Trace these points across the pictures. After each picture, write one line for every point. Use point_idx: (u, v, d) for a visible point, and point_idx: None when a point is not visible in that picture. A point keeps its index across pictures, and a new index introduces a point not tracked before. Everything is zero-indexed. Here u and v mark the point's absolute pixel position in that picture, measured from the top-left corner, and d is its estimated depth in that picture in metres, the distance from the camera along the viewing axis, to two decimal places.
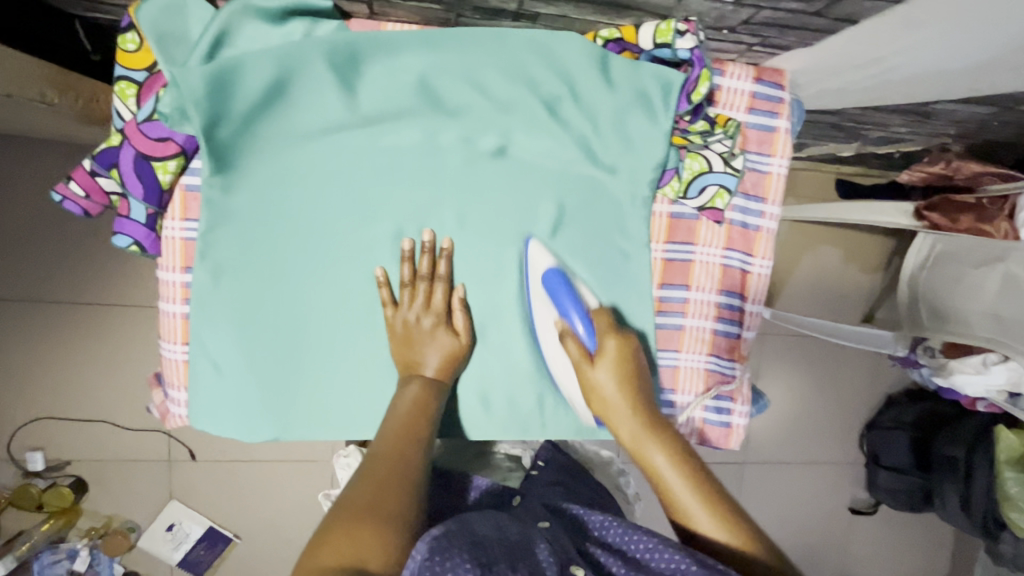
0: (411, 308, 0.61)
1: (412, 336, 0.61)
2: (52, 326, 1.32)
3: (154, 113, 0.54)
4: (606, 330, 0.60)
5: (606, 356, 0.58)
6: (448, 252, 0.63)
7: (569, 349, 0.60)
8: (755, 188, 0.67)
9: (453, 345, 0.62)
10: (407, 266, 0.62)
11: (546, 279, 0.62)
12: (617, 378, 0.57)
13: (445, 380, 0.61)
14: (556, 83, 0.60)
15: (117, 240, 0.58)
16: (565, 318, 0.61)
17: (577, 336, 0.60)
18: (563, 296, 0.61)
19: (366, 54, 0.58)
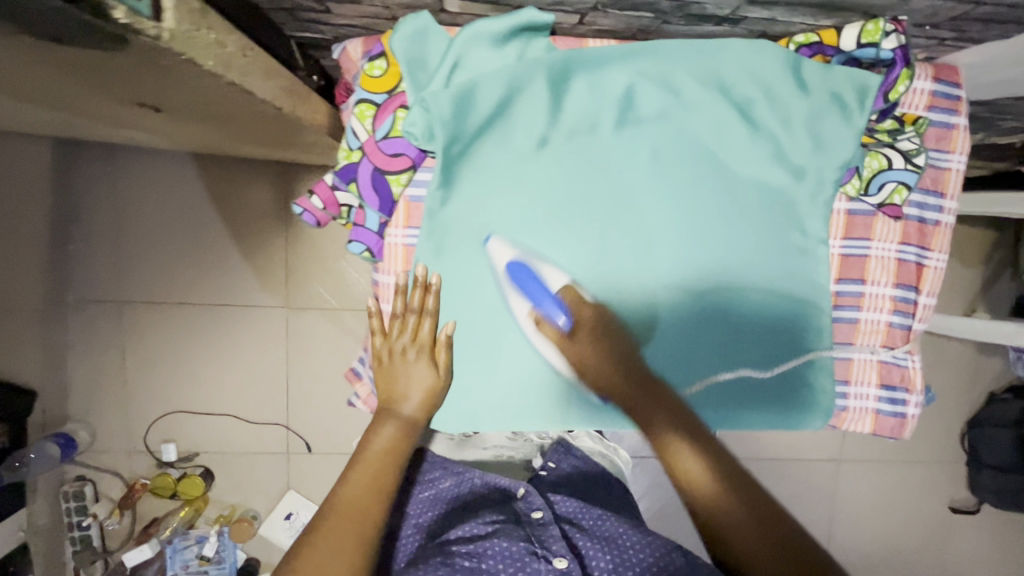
0: (400, 338, 0.68)
1: (398, 367, 0.68)
2: (184, 326, 1.41)
3: (392, 131, 0.60)
4: (577, 305, 0.66)
5: (585, 326, 0.66)
6: (437, 288, 0.65)
7: (544, 331, 0.67)
8: (934, 183, 0.68)
9: (433, 381, 0.67)
10: (400, 299, 0.66)
11: (511, 272, 0.65)
12: (593, 341, 0.67)
13: (420, 417, 0.68)
14: (750, 87, 0.63)
15: (353, 247, 0.65)
16: (538, 307, 0.66)
17: (549, 318, 0.66)
18: (531, 287, 0.65)
19: (576, 69, 0.62)
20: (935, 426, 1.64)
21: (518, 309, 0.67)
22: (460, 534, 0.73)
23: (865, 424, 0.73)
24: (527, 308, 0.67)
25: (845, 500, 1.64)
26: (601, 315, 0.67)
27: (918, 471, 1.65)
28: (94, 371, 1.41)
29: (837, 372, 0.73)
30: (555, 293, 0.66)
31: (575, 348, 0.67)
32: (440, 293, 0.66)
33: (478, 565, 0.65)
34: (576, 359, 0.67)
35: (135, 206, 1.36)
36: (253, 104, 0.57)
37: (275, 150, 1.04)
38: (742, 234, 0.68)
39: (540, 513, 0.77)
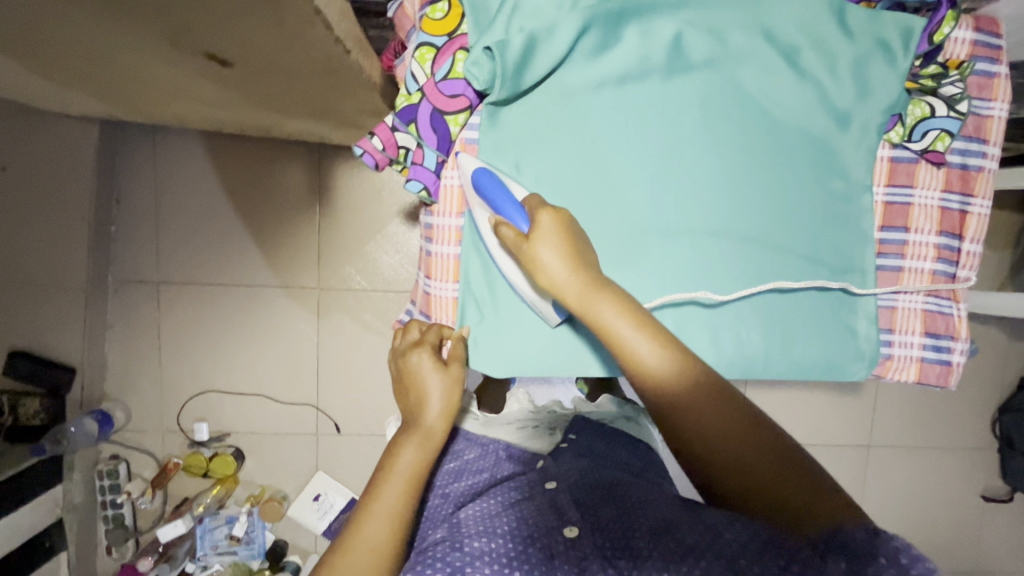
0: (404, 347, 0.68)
1: (415, 378, 0.65)
2: (218, 307, 1.44)
3: (452, 72, 0.62)
4: (537, 207, 0.60)
5: (542, 230, 0.59)
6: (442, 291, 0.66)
7: (505, 236, 0.61)
8: (977, 131, 0.69)
9: (451, 385, 0.65)
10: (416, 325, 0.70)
11: (476, 176, 0.63)
12: (558, 249, 0.58)
13: (439, 427, 0.64)
14: (794, 34, 0.65)
15: (413, 185, 0.66)
16: (498, 212, 0.62)
17: (510, 222, 0.60)
18: (495, 194, 0.61)
19: (628, 16, 0.64)
20: (966, 413, 1.62)
21: (482, 216, 0.65)
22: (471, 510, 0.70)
23: (911, 372, 0.74)
24: (488, 214, 0.64)
25: (873, 486, 1.63)
26: (561, 217, 0.60)
27: (948, 458, 1.63)
28: (132, 350, 1.44)
29: (880, 321, 0.73)
30: (519, 201, 0.62)
31: (539, 255, 0.58)
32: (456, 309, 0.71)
33: (489, 545, 0.62)
34: (536, 266, 0.59)
35: (175, 188, 1.40)
36: (323, 46, 0.60)
37: (317, 125, 1.08)
38: (787, 183, 0.69)
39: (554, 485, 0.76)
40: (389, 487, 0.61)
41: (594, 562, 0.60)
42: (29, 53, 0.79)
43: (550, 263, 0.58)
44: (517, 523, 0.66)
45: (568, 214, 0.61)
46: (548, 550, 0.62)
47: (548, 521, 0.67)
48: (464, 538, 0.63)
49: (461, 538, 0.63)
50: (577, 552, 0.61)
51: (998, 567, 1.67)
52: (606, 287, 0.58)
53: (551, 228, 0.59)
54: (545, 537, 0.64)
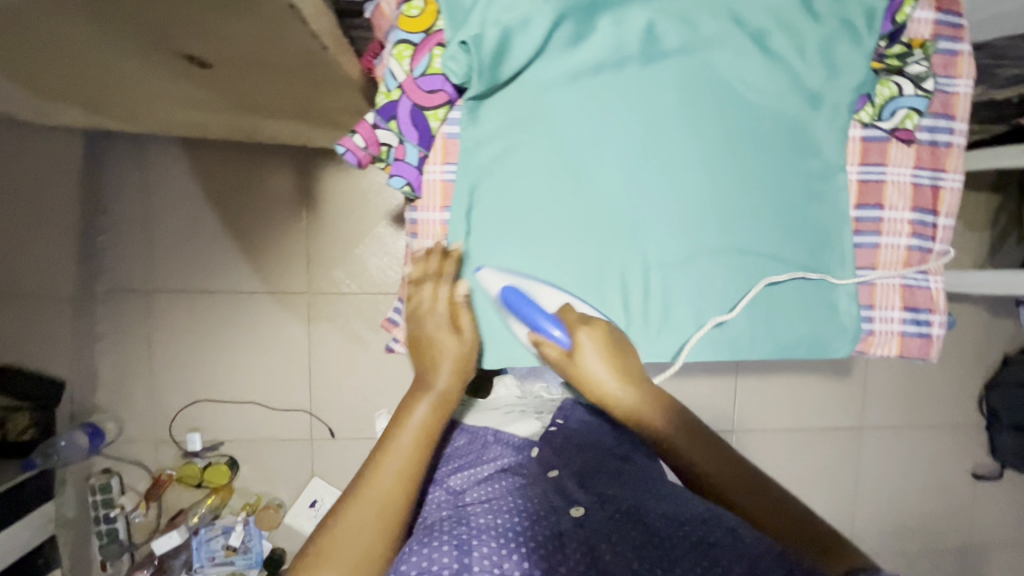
0: (428, 304, 0.69)
1: (425, 333, 0.68)
2: (206, 314, 1.43)
3: (430, 67, 0.63)
4: (576, 322, 0.65)
5: (583, 346, 0.64)
6: (456, 253, 0.69)
7: (548, 352, 0.66)
8: (944, 107, 0.71)
9: (460, 345, 0.67)
10: (422, 268, 0.69)
11: (507, 295, 0.66)
12: (599, 355, 0.64)
13: (452, 385, 0.65)
14: (763, 17, 0.67)
15: (396, 181, 0.67)
16: (537, 330, 0.65)
17: (552, 340, 0.65)
18: (534, 315, 0.65)
19: (602, 7, 0.65)
20: (953, 393, 1.65)
21: (520, 330, 0.68)
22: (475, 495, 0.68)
23: (892, 347, 0.75)
24: (524, 330, 0.67)
25: (866, 468, 1.65)
26: (600, 330, 0.66)
27: (939, 437, 1.66)
28: (120, 362, 1.42)
29: (861, 298, 0.75)
30: (552, 313, 0.66)
31: (585, 366, 0.64)
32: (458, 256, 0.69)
33: (496, 520, 0.60)
34: (582, 373, 0.64)
35: (161, 198, 1.40)
36: (301, 44, 0.61)
37: (302, 128, 1.08)
38: (762, 166, 0.71)
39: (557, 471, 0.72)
40: (385, 471, 0.58)
41: (603, 543, 0.57)
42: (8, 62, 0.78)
43: (595, 370, 0.64)
44: (521, 502, 0.63)
45: (601, 322, 0.67)
46: (555, 527, 0.59)
47: (552, 501, 0.64)
48: (469, 515, 0.62)
49: (468, 517, 0.61)
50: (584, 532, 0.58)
51: (991, 544, 1.69)
52: (644, 384, 0.65)
53: (593, 343, 0.64)
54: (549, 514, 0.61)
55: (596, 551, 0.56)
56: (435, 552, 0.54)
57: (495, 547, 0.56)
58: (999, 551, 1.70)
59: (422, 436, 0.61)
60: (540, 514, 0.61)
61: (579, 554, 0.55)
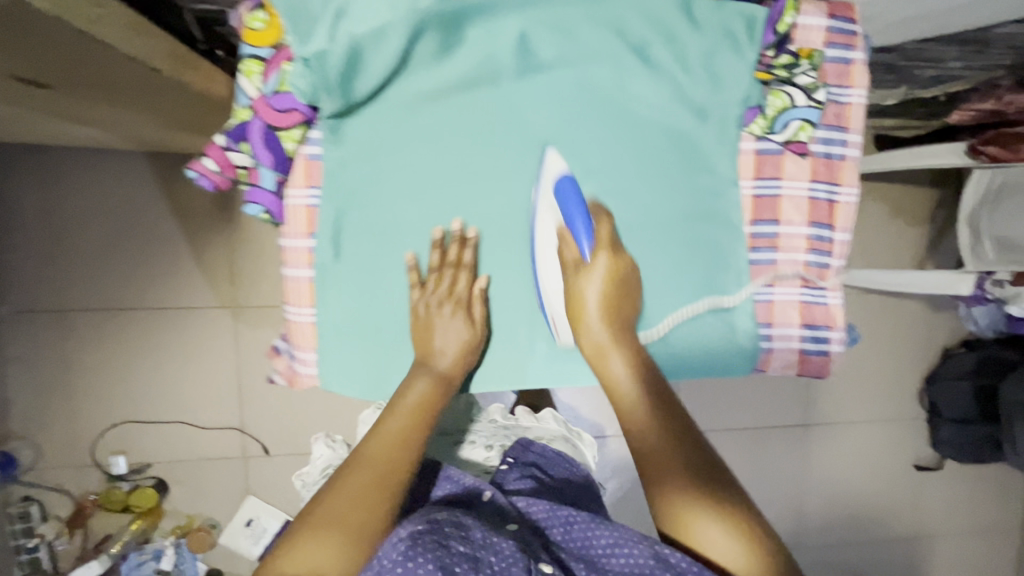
0: (434, 293, 0.63)
1: (432, 321, 0.62)
2: (126, 332, 1.37)
3: (281, 85, 0.58)
4: (604, 245, 0.61)
5: (596, 271, 0.60)
6: (474, 240, 0.65)
7: (565, 255, 0.62)
8: (837, 119, 0.69)
9: (469, 336, 0.63)
10: (437, 254, 0.64)
11: (558, 186, 0.62)
12: (602, 295, 0.60)
13: (456, 374, 0.62)
14: (644, 28, 0.62)
15: (249, 208, 0.62)
16: (568, 223, 0.61)
17: (576, 241, 0.61)
18: (571, 203, 0.61)
19: (469, 18, 0.60)
20: (896, 387, 1.66)
21: (546, 224, 0.63)
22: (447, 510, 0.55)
23: (791, 364, 0.74)
24: (554, 221, 0.63)
25: (811, 465, 1.66)
26: (620, 263, 0.62)
27: (883, 431, 1.67)
28: (36, 386, 1.36)
29: (759, 316, 0.72)
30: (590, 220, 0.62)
31: (583, 289, 0.60)
32: (477, 247, 0.65)
33: (476, 553, 0.48)
34: (580, 291, 0.60)
35: (70, 212, 1.33)
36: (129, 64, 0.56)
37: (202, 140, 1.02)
38: (653, 182, 0.67)
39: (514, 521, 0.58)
40: (352, 478, 0.52)
41: None
42: None
43: (590, 297, 0.60)
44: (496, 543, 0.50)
45: (623, 259, 0.62)
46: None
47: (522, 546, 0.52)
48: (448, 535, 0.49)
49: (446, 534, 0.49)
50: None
51: (934, 533, 1.72)
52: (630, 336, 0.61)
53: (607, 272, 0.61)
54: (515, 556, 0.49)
55: None
56: (417, 571, 0.45)
57: None
58: (943, 540, 1.73)
59: (397, 441, 0.54)
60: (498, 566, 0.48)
61: None
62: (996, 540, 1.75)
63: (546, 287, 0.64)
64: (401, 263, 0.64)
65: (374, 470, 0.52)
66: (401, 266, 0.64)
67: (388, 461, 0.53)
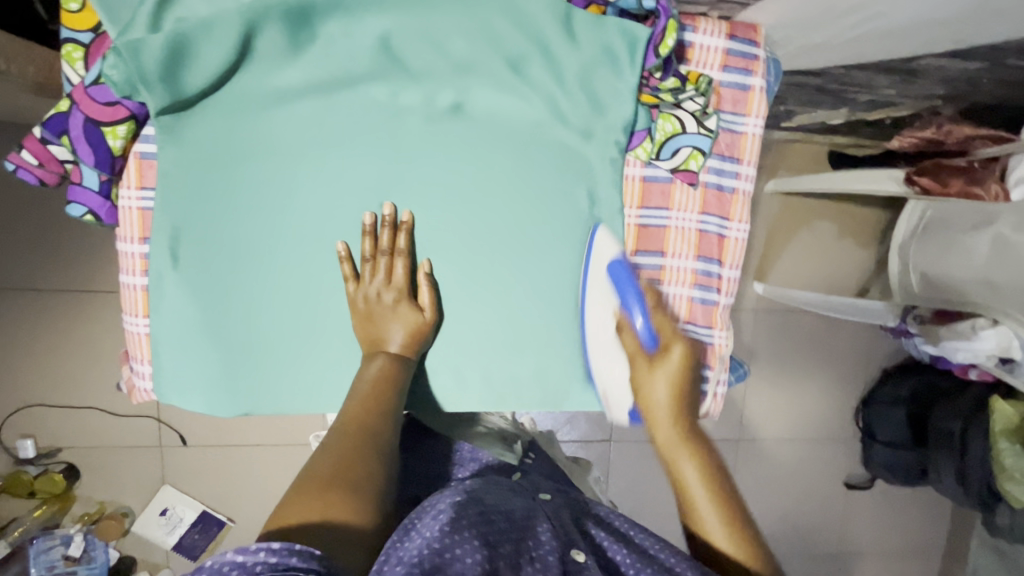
0: (373, 282, 0.61)
1: (373, 310, 0.61)
2: (35, 313, 1.31)
3: (100, 76, 0.52)
4: (668, 336, 0.63)
5: (668, 362, 0.62)
6: (408, 226, 0.61)
7: (624, 342, 0.63)
8: (730, 149, 0.64)
9: (417, 321, 0.62)
10: (368, 240, 0.61)
11: (610, 269, 0.63)
12: (670, 388, 0.61)
13: (408, 357, 0.62)
14: (518, 39, 0.57)
15: (70, 209, 0.57)
16: (626, 310, 0.62)
17: (635, 333, 0.63)
18: (626, 290, 0.62)
19: (321, 14, 0.55)
20: (834, 406, 1.66)
21: (602, 313, 0.63)
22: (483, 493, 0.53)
23: None
24: (610, 311, 0.63)
25: (744, 479, 1.65)
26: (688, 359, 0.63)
27: (818, 449, 1.67)
28: None
29: None
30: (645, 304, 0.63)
31: (648, 388, 0.62)
32: (411, 231, 0.62)
33: (518, 531, 0.47)
34: (643, 388, 0.62)
35: None
36: None
37: None
38: (530, 205, 0.63)
39: (551, 497, 0.59)
40: (338, 445, 0.52)
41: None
42: None
43: (656, 395, 0.61)
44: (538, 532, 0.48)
45: (693, 350, 0.64)
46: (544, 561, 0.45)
47: (557, 531, 0.49)
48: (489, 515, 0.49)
49: (488, 515, 0.48)
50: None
51: (860, 549, 1.74)
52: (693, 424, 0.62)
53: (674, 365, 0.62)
54: (543, 543, 0.46)
55: None
56: (468, 545, 0.42)
57: (514, 563, 0.42)
58: (868, 557, 1.74)
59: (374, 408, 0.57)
60: (526, 540, 0.47)
61: None
62: (921, 559, 1.77)
63: (596, 344, 0.64)
64: (335, 251, 0.61)
65: (358, 430, 0.54)
66: (335, 256, 0.62)
67: (369, 426, 0.54)
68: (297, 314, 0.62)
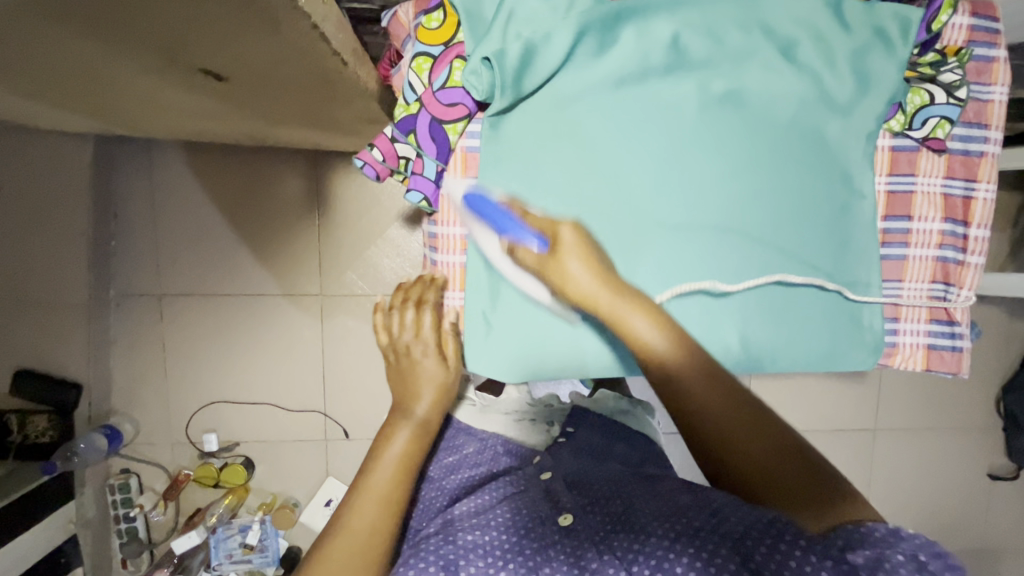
0: (405, 334, 0.71)
1: (407, 362, 0.71)
2: (219, 317, 1.44)
3: (449, 80, 0.63)
4: (551, 224, 0.60)
5: (566, 245, 0.59)
6: (441, 284, 0.72)
7: (523, 258, 0.60)
8: (977, 116, 0.69)
9: (444, 375, 0.71)
10: (402, 293, 0.72)
11: (470, 203, 0.63)
12: (584, 263, 0.58)
13: (432, 417, 0.70)
14: (793, 27, 0.65)
15: (412, 196, 0.67)
16: (507, 236, 0.61)
17: (527, 244, 0.59)
18: (494, 214, 0.61)
19: (625, 18, 0.64)
20: (970, 393, 1.63)
21: (491, 242, 0.64)
22: (464, 508, 0.72)
23: (919, 361, 0.74)
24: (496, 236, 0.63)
25: (881, 468, 1.63)
26: (578, 228, 0.60)
27: (956, 437, 1.64)
28: (137, 364, 1.44)
29: (886, 310, 0.74)
30: (512, 211, 0.61)
31: (568, 271, 0.58)
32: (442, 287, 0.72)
33: (483, 538, 0.64)
34: (564, 282, 0.58)
35: (173, 202, 1.40)
36: (318, 58, 0.59)
37: (313, 133, 1.06)
38: (790, 181, 0.69)
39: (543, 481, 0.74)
40: (340, 540, 0.60)
41: (591, 555, 0.60)
42: (36, 81, 0.79)
43: (579, 278, 0.58)
44: (507, 520, 0.67)
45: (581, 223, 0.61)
46: (542, 540, 0.63)
47: (527, 525, 0.66)
48: (458, 531, 0.66)
49: (455, 531, 0.65)
50: (571, 540, 0.63)
51: (1007, 543, 1.69)
52: (629, 292, 0.58)
53: (576, 244, 0.59)
54: (516, 531, 0.65)
55: (581, 559, 0.60)
56: (424, 564, 0.59)
57: (482, 563, 0.61)
58: (1016, 551, 1.69)
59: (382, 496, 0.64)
60: (491, 542, 0.63)
61: (564, 559, 0.60)
62: None
63: (495, 254, 0.64)
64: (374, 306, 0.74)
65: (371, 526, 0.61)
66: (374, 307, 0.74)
67: (376, 526, 0.61)
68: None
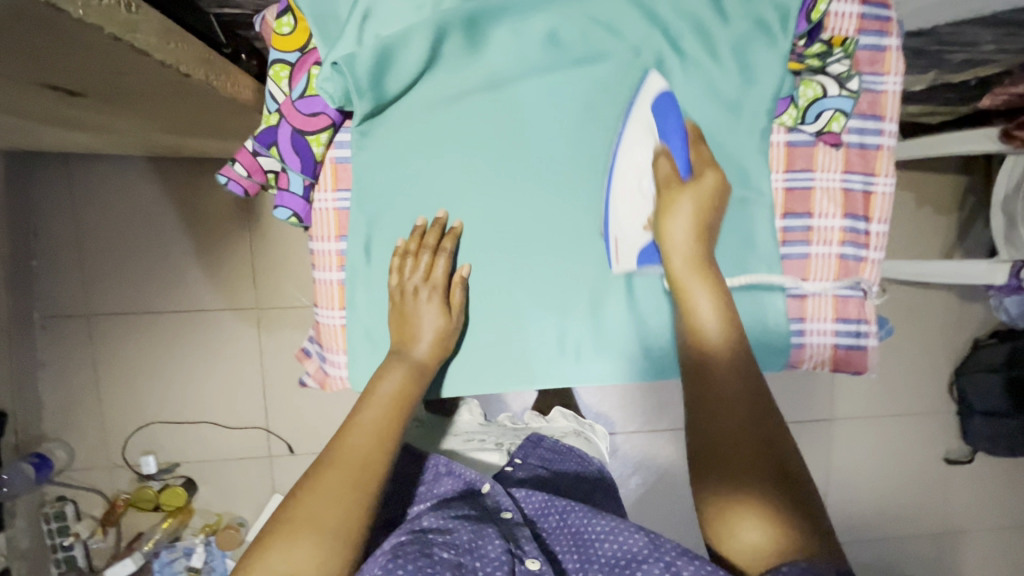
0: (412, 275, 0.62)
1: (407, 307, 0.62)
2: (151, 336, 1.39)
3: (308, 89, 0.59)
4: (702, 165, 0.60)
5: (700, 186, 0.59)
6: (456, 231, 0.64)
7: (658, 168, 0.60)
8: (872, 107, 0.67)
9: (444, 324, 0.62)
10: (415, 236, 0.63)
11: (659, 100, 0.61)
12: (696, 212, 0.58)
13: (431, 362, 0.61)
14: (675, 19, 0.62)
15: (279, 212, 0.66)
16: (664, 140, 0.60)
17: (672, 159, 0.60)
18: (668, 123, 0.61)
19: (494, 17, 0.59)
20: (926, 378, 1.62)
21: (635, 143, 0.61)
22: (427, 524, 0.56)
23: (826, 361, 0.72)
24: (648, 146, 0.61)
25: (839, 458, 1.62)
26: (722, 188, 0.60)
27: (912, 423, 1.64)
28: (68, 387, 1.39)
29: (791, 309, 0.71)
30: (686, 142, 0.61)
31: (676, 203, 0.58)
32: (458, 237, 0.64)
33: (460, 559, 0.50)
34: (669, 211, 0.58)
35: (95, 217, 1.35)
36: (157, 71, 0.55)
37: (220, 143, 1.01)
38: None
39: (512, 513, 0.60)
40: (316, 491, 0.50)
41: None
42: None
43: (682, 222, 0.58)
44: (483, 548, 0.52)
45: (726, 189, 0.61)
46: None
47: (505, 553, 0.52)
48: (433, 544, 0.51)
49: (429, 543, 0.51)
50: None
51: (967, 526, 1.69)
52: (712, 272, 0.58)
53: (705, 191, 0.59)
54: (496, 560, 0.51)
55: None
56: None
57: None
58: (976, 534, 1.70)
59: (375, 433, 0.54)
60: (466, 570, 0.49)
61: None
62: None
63: (626, 157, 0.61)
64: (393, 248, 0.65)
65: (359, 463, 0.52)
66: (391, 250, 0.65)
67: (371, 463, 0.52)
68: (494, 295, 0.66)
